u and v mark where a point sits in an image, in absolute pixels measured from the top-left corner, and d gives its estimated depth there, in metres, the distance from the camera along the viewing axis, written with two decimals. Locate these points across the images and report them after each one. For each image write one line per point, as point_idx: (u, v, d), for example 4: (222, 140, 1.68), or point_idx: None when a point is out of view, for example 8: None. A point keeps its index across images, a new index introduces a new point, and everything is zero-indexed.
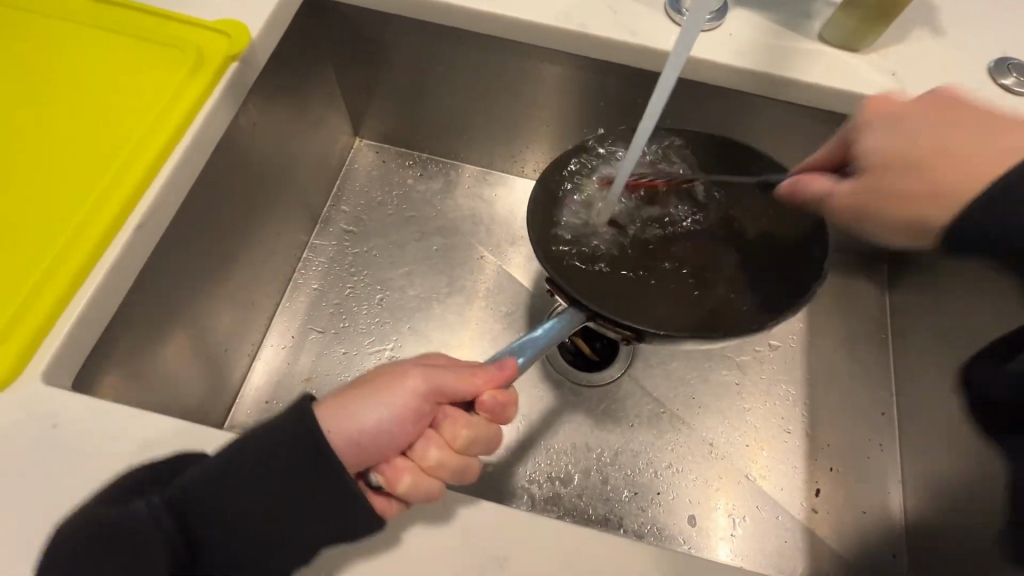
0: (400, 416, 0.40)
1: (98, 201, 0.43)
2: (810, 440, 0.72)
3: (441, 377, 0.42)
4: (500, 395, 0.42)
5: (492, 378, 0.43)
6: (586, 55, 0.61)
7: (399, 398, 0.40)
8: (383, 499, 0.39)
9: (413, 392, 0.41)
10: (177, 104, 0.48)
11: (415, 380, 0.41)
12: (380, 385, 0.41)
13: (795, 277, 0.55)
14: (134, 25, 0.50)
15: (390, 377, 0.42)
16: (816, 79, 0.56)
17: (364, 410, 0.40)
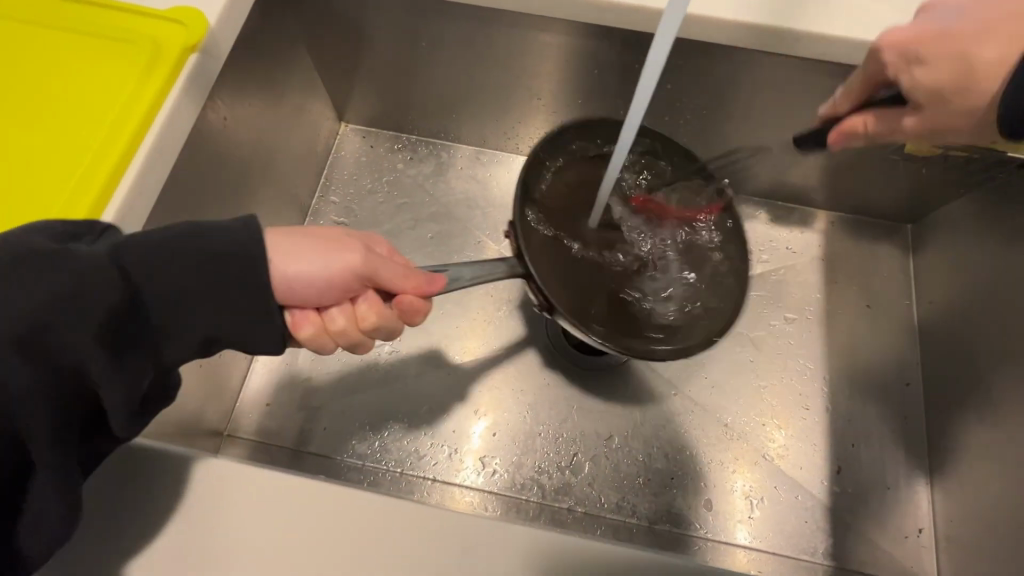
0: (328, 281, 0.41)
1: (63, 210, 0.41)
2: (830, 416, 0.68)
3: (379, 263, 0.43)
4: (418, 304, 0.43)
5: (419, 286, 0.43)
6: (572, 19, 0.55)
7: (337, 262, 0.41)
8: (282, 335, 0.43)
9: (349, 266, 0.42)
10: (135, 101, 0.45)
11: (356, 258, 0.42)
12: (327, 248, 0.42)
13: (714, 321, 0.54)
14: (83, 21, 0.47)
15: (336, 243, 0.43)
16: (830, 29, 0.50)
17: (304, 254, 0.41)
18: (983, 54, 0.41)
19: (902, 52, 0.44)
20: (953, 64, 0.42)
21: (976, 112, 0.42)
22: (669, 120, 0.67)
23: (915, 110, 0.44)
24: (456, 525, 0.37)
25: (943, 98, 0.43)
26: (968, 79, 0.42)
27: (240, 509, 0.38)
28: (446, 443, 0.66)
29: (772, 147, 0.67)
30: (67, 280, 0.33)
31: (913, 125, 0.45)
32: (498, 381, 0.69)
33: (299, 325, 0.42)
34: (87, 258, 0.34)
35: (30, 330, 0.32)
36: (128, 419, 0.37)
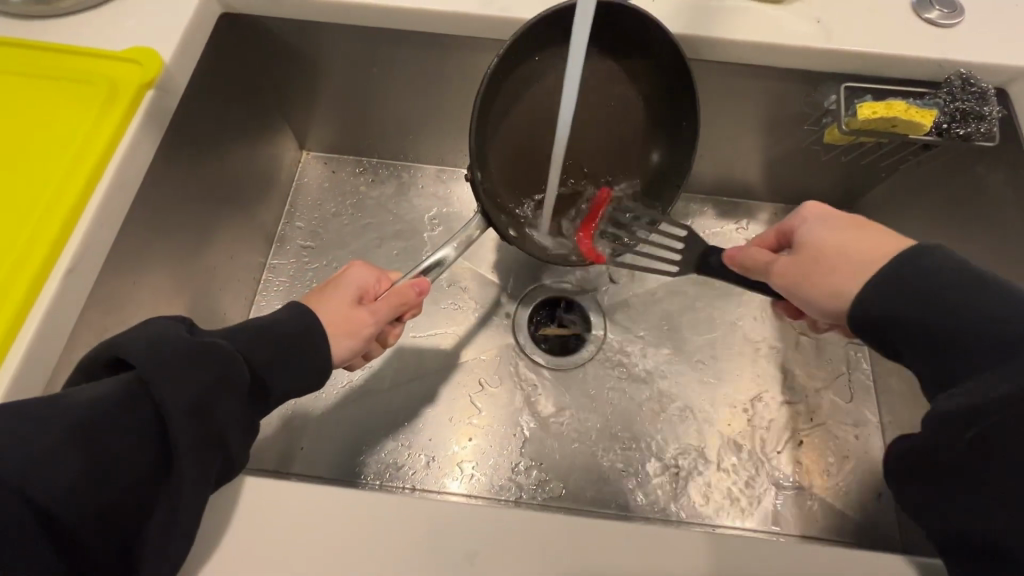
0: (362, 347, 0.50)
1: (26, 245, 0.42)
2: (788, 393, 0.72)
3: (386, 311, 0.51)
4: (416, 309, 0.55)
5: (419, 296, 0.53)
6: (512, 39, 0.60)
7: (362, 334, 0.49)
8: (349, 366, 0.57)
9: (371, 330, 0.50)
10: (95, 137, 0.47)
11: (371, 328, 0.50)
12: (345, 327, 0.48)
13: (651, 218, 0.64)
14: (40, 65, 0.49)
15: (350, 317, 0.49)
16: (741, 35, 0.55)
17: (337, 341, 0.48)
18: (839, 257, 0.43)
19: (811, 216, 0.47)
20: (818, 248, 0.45)
21: (814, 300, 0.45)
22: None
23: (779, 272, 0.47)
24: (430, 517, 0.40)
25: (799, 268, 0.46)
26: (819, 267, 0.44)
27: (249, 534, 0.40)
28: (423, 452, 0.67)
29: (710, 145, 0.72)
30: (216, 372, 0.37)
31: (775, 281, 0.47)
32: (472, 388, 0.71)
33: (354, 366, 0.57)
34: (223, 351, 0.38)
35: (194, 408, 0.36)
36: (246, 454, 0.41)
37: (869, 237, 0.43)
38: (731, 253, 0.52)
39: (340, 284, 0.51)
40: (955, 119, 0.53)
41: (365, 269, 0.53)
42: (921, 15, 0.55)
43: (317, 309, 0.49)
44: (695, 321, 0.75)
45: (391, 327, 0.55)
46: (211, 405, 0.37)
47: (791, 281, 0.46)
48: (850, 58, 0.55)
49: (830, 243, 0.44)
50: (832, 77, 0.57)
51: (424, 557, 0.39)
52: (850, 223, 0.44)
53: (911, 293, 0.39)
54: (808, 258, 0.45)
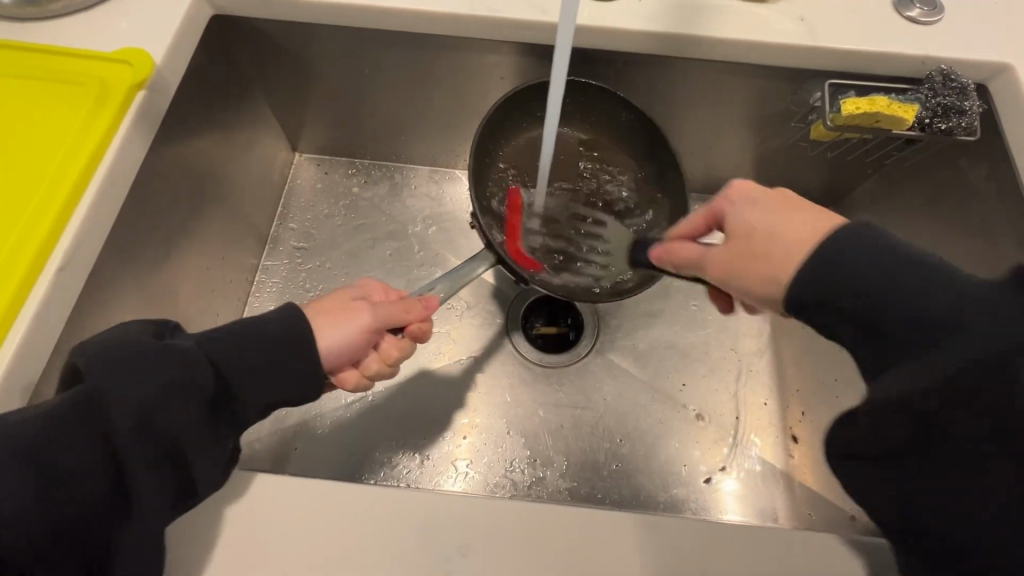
0: (356, 338, 0.48)
1: (17, 243, 0.42)
2: (779, 387, 0.72)
3: (387, 312, 0.50)
4: (427, 324, 0.52)
5: (423, 309, 0.51)
6: (502, 40, 0.60)
7: (357, 324, 0.48)
8: (343, 382, 0.51)
9: (369, 320, 0.48)
10: (86, 136, 0.47)
11: (366, 317, 0.49)
12: (342, 313, 0.48)
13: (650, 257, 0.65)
14: (30, 67, 0.49)
15: (348, 306, 0.49)
16: (726, 34, 0.56)
17: (329, 326, 0.47)
18: (765, 250, 0.41)
19: (739, 198, 0.44)
20: (746, 237, 0.42)
21: (750, 291, 0.42)
22: None
23: (715, 263, 0.44)
24: (422, 512, 0.40)
25: (735, 256, 0.43)
26: (755, 251, 0.42)
27: (244, 536, 0.40)
28: (418, 451, 0.67)
29: (700, 143, 0.73)
30: (170, 373, 0.37)
31: (711, 271, 0.45)
32: (467, 386, 0.71)
33: (346, 379, 0.50)
34: (180, 353, 0.38)
35: (143, 413, 0.36)
36: (220, 464, 0.40)
37: (799, 219, 0.41)
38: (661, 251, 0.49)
39: (354, 288, 0.54)
40: (936, 114, 0.54)
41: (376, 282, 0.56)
42: (903, 14, 0.56)
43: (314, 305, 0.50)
44: (688, 318, 0.76)
45: (394, 339, 0.52)
46: (163, 409, 0.37)
47: (726, 269, 0.43)
48: (833, 54, 0.56)
49: (763, 228, 0.42)
50: (817, 74, 0.58)
51: (416, 554, 0.39)
52: (778, 203, 0.42)
53: (832, 276, 0.37)
54: (742, 244, 0.43)
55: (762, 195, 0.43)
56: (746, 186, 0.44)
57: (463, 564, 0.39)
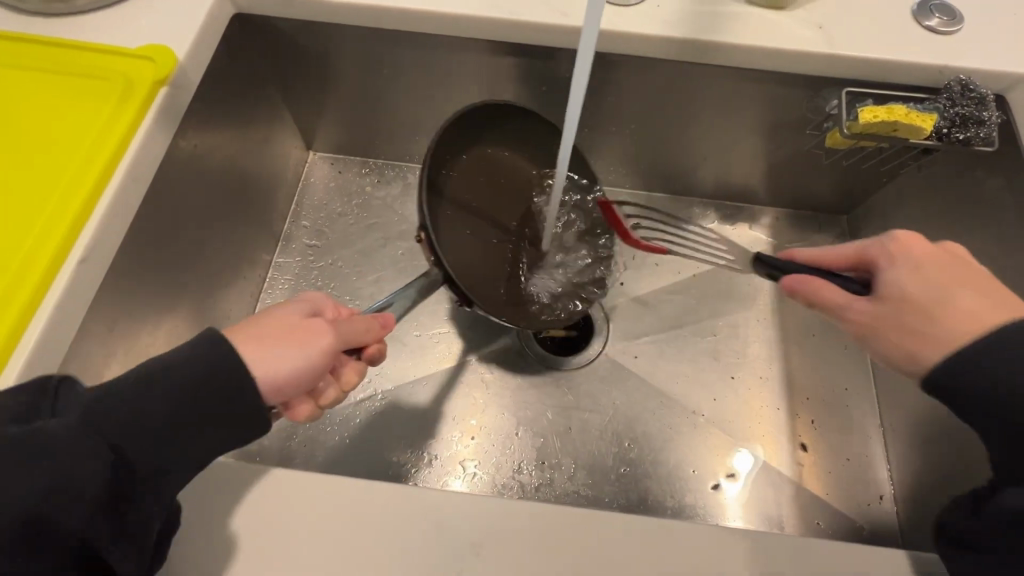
0: (313, 368, 0.40)
1: (40, 235, 0.43)
2: (789, 395, 0.72)
3: (347, 333, 0.43)
4: (382, 346, 0.47)
5: (382, 329, 0.46)
6: (520, 43, 0.61)
7: (313, 347, 0.40)
8: (292, 413, 0.43)
9: (328, 346, 0.41)
10: (110, 130, 0.47)
11: (327, 341, 0.41)
12: (290, 340, 0.40)
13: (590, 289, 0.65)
14: (56, 62, 0.50)
15: (297, 330, 0.40)
16: (744, 40, 0.56)
17: (276, 357, 0.39)
18: (923, 315, 0.42)
19: (902, 255, 0.44)
20: (904, 297, 0.43)
21: (889, 352, 0.43)
22: (616, 130, 0.72)
23: (858, 316, 0.45)
24: (435, 510, 0.40)
25: (881, 315, 0.44)
26: (912, 315, 0.42)
27: (257, 530, 0.40)
28: (427, 450, 0.67)
29: (714, 149, 0.73)
30: (46, 475, 0.32)
31: (852, 322, 0.45)
32: (476, 387, 0.71)
33: (298, 412, 0.43)
34: (60, 442, 0.32)
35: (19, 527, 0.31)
36: (143, 551, 0.35)
37: (964, 291, 0.41)
38: (799, 286, 0.48)
39: (296, 302, 0.44)
40: (955, 124, 0.54)
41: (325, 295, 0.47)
42: (922, 23, 0.56)
43: (247, 329, 0.40)
44: (699, 323, 0.76)
45: (349, 363, 0.46)
46: (47, 516, 0.31)
47: (872, 324, 0.44)
48: (851, 62, 0.56)
49: (926, 291, 0.42)
50: (834, 82, 0.58)
51: (428, 552, 0.39)
52: (947, 269, 0.43)
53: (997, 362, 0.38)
54: (897, 301, 0.43)
55: (930, 256, 0.44)
56: (913, 243, 0.45)
57: (473, 563, 0.39)
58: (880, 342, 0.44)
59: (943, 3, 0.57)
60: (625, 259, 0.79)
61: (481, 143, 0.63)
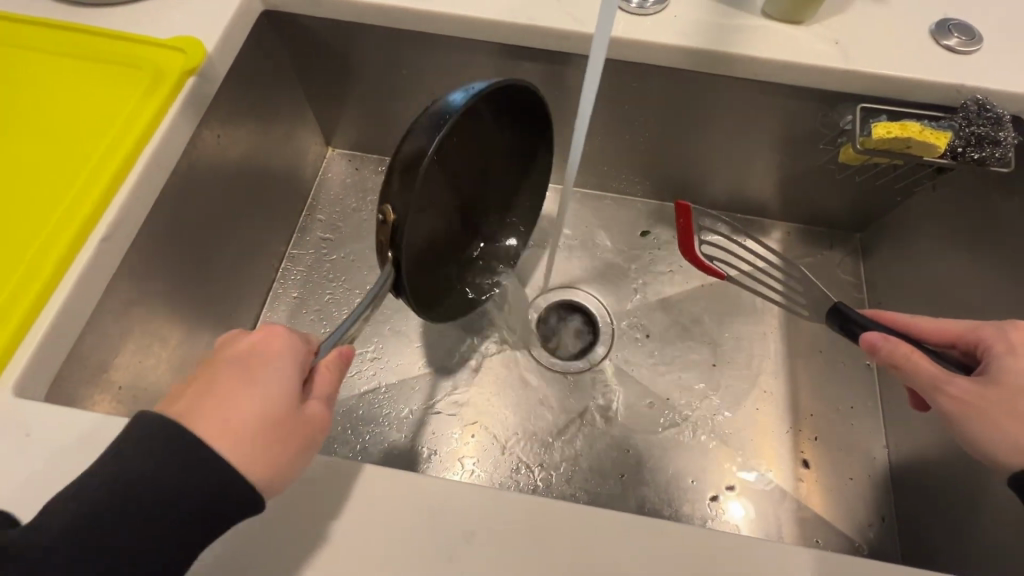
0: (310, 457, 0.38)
1: (68, 211, 0.45)
2: (793, 410, 0.72)
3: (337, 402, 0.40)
4: None
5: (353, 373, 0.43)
6: (538, 47, 0.62)
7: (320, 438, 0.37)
8: None
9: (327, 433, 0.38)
10: (139, 115, 0.49)
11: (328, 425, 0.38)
12: (293, 444, 0.35)
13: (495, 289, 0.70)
14: (93, 50, 0.52)
15: (296, 427, 0.36)
16: (760, 53, 0.56)
17: (286, 467, 0.35)
18: None
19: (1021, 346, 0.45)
20: (1019, 388, 0.43)
21: (982, 442, 0.43)
22: (630, 138, 0.72)
23: (956, 396, 0.44)
24: (432, 498, 0.41)
25: (980, 399, 0.43)
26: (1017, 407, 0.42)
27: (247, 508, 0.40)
28: (427, 444, 0.68)
29: (727, 161, 0.73)
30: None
31: (948, 403, 0.44)
32: (479, 386, 0.72)
33: None
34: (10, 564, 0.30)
35: None
36: None
37: None
38: (896, 347, 0.46)
39: (275, 366, 0.37)
40: (969, 143, 0.54)
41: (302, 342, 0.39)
42: (941, 42, 0.56)
43: (230, 430, 0.34)
44: (704, 334, 0.76)
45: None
46: None
47: (970, 406, 0.43)
48: (868, 78, 0.56)
49: None
50: (849, 98, 0.58)
51: (421, 541, 0.39)
52: None
53: None
54: (1006, 390, 0.43)
55: None
56: None
57: (466, 550, 0.39)
58: (974, 425, 0.43)
59: (962, 23, 0.57)
60: (632, 266, 0.79)
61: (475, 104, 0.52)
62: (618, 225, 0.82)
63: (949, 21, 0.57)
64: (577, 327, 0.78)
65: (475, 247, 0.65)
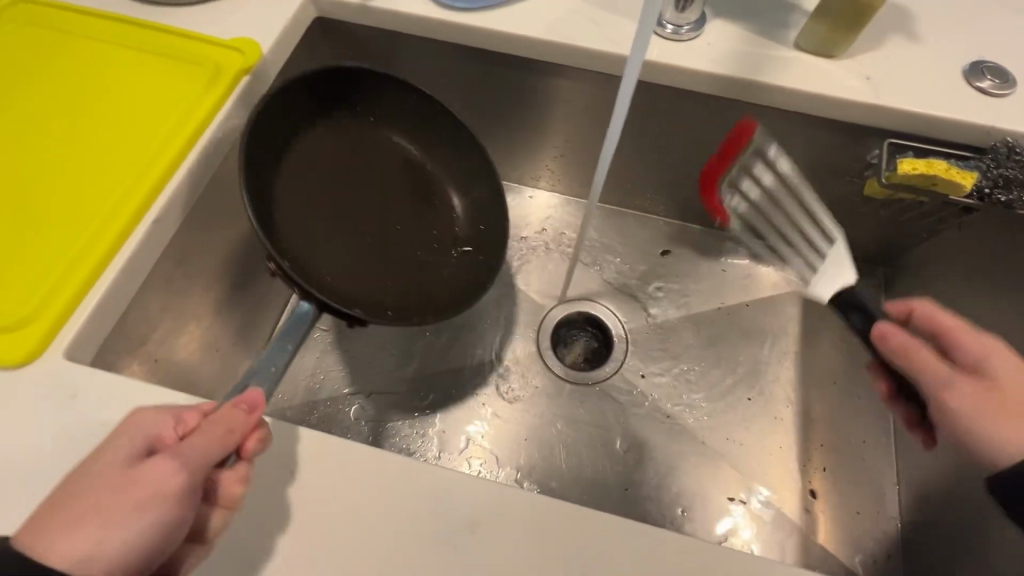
0: (180, 517, 0.34)
1: (126, 195, 0.48)
2: (803, 439, 0.71)
3: (200, 449, 0.35)
4: (260, 433, 0.39)
5: (253, 415, 0.38)
6: (574, 66, 0.64)
7: (159, 496, 0.33)
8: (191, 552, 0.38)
9: (174, 487, 0.34)
10: (196, 109, 0.53)
11: (170, 476, 0.34)
12: (112, 507, 0.33)
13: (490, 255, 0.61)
14: (159, 46, 0.56)
15: (124, 487, 0.33)
16: (792, 84, 0.58)
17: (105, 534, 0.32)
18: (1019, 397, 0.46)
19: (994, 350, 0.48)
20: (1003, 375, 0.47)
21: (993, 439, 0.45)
22: (658, 158, 0.74)
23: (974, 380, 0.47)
24: (439, 490, 0.42)
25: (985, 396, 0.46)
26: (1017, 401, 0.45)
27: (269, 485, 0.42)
28: (437, 441, 0.70)
29: None
30: None
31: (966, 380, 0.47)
32: (493, 389, 0.73)
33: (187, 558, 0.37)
34: None
35: None
36: None
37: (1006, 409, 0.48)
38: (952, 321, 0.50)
39: (115, 439, 0.36)
40: (997, 185, 0.54)
41: (159, 410, 0.38)
42: (974, 83, 0.57)
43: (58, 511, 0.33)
44: (719, 356, 0.76)
45: (223, 471, 0.38)
46: None
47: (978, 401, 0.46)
48: (898, 115, 0.56)
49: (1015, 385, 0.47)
50: (877, 133, 0.59)
51: (427, 530, 0.41)
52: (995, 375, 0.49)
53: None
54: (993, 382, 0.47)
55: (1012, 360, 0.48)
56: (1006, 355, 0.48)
57: (470, 539, 0.41)
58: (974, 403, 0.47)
59: (997, 66, 0.58)
60: (649, 283, 0.80)
61: (288, 171, 0.57)
62: (640, 243, 0.83)
63: (984, 63, 0.58)
64: (591, 338, 0.79)
65: (435, 248, 0.62)
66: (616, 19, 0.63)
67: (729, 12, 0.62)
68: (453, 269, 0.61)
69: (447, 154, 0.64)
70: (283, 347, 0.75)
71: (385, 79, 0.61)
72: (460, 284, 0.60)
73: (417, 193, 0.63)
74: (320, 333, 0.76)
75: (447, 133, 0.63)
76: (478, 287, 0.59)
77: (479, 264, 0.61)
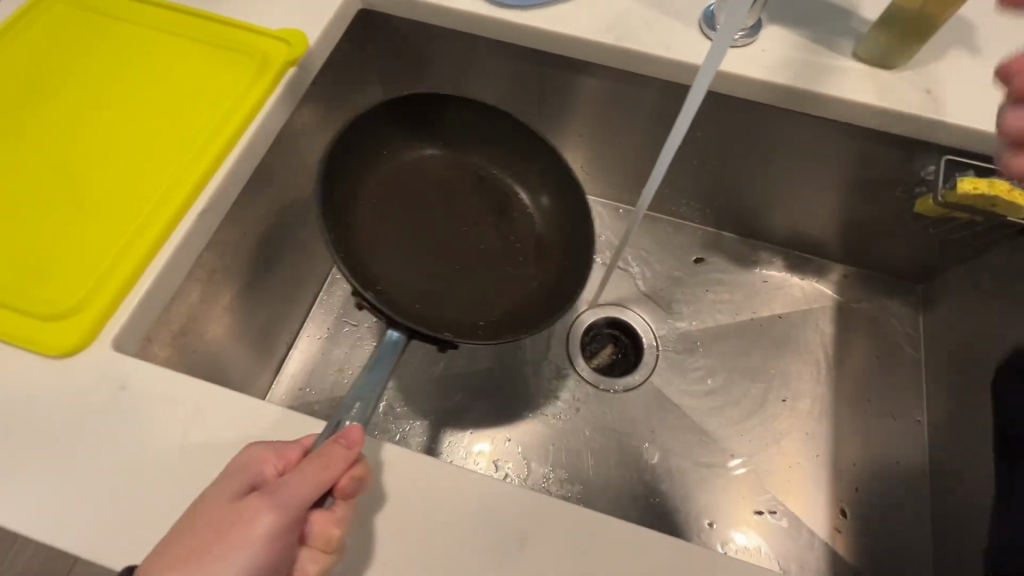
0: (271, 561, 0.34)
1: (173, 186, 0.48)
2: (834, 457, 0.70)
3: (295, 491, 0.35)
4: (355, 472, 0.37)
5: (349, 452, 0.37)
6: (620, 68, 0.63)
7: (251, 539, 0.33)
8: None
9: (267, 529, 0.34)
10: (243, 100, 0.52)
11: (263, 517, 0.34)
12: (213, 548, 0.33)
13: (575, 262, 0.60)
14: (206, 35, 0.56)
15: (223, 526, 0.34)
16: (849, 95, 0.56)
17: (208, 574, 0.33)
18: None
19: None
20: None
21: None
22: (698, 164, 0.72)
23: None
24: (479, 497, 0.42)
25: None
26: None
27: None
28: (463, 442, 0.69)
29: (793, 199, 0.73)
30: None
31: None
32: (520, 392, 0.73)
33: None
34: None
35: None
36: None
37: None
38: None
39: (227, 474, 0.37)
40: None
41: (264, 444, 0.38)
42: None
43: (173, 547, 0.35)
44: (750, 368, 0.75)
45: (319, 510, 0.37)
46: None
47: None
48: (956, 131, 0.55)
49: None
50: (932, 148, 0.58)
51: (465, 537, 0.41)
52: None
53: None
54: None
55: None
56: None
57: (509, 550, 0.40)
58: None
59: None
60: (681, 291, 0.79)
61: (365, 210, 0.58)
62: (673, 250, 0.82)
63: None
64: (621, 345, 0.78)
65: (520, 260, 0.61)
66: (666, 21, 0.62)
67: (784, 18, 0.60)
68: (538, 279, 0.60)
69: (526, 166, 0.63)
70: (311, 339, 0.73)
71: (443, 105, 0.61)
72: (547, 293, 0.58)
73: (499, 209, 0.63)
74: (348, 327, 0.73)
75: (515, 141, 0.62)
76: (565, 294, 0.57)
77: (566, 273, 0.59)
